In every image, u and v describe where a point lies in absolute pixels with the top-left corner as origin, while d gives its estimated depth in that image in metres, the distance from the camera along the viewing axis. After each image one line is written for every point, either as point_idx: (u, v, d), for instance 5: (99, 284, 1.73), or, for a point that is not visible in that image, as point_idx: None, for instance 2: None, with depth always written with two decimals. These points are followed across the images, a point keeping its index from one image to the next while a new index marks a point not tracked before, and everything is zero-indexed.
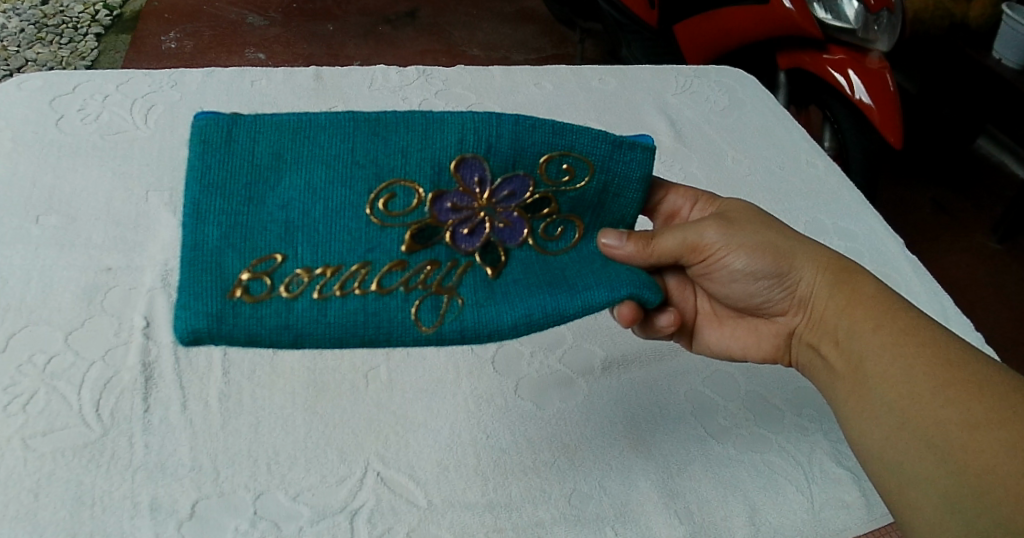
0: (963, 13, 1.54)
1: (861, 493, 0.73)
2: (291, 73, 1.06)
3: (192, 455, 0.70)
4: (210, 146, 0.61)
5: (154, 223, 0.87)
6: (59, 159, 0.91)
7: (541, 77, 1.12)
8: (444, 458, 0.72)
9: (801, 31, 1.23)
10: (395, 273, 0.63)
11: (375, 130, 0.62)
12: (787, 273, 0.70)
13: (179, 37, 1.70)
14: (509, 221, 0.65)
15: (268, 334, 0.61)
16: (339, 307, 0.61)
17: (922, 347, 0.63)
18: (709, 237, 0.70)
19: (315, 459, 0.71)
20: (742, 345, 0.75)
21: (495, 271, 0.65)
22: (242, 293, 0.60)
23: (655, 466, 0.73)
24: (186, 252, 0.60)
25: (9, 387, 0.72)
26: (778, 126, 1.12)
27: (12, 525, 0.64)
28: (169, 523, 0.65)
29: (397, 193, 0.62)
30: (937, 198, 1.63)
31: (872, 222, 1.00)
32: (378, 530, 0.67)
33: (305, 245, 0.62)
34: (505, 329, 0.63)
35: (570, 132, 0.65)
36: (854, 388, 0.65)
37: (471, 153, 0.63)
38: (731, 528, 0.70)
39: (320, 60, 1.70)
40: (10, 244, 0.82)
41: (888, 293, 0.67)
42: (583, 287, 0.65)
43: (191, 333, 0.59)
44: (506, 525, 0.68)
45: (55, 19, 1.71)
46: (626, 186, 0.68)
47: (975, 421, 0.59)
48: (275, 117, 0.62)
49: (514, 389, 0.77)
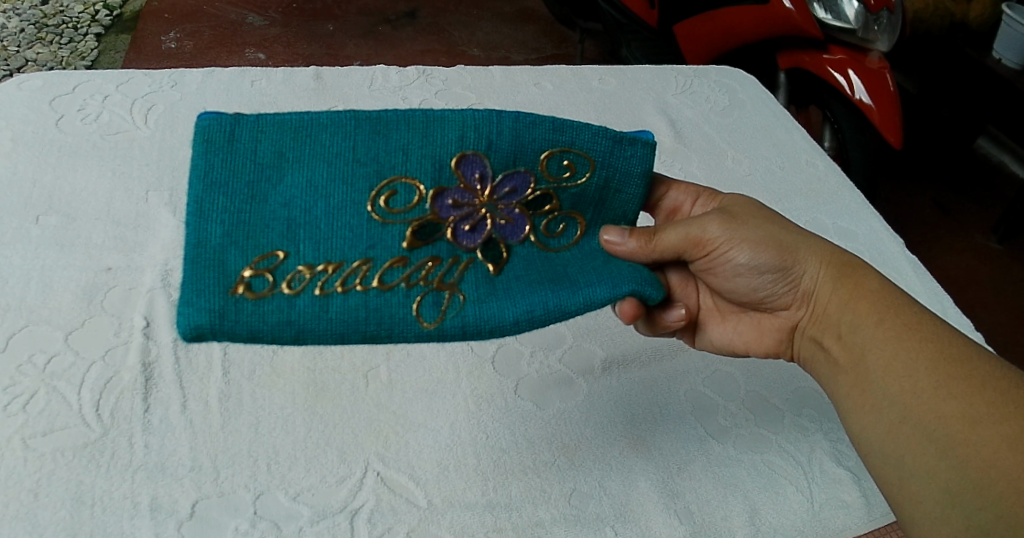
0: (963, 13, 1.54)
1: (861, 493, 0.73)
2: (292, 74, 1.06)
3: (192, 455, 0.69)
4: (213, 146, 0.61)
5: (154, 222, 0.87)
6: (59, 159, 0.91)
7: (541, 77, 1.12)
8: (444, 458, 0.72)
9: (801, 31, 1.23)
10: (397, 269, 0.63)
11: (376, 128, 0.62)
12: (791, 267, 0.69)
13: (179, 37, 1.70)
14: (511, 217, 0.65)
15: (269, 330, 0.60)
16: (341, 304, 0.61)
17: (925, 342, 0.63)
18: (711, 232, 0.69)
19: (315, 459, 0.70)
20: (745, 340, 0.75)
21: (496, 267, 0.65)
22: (244, 290, 0.60)
23: (655, 466, 0.73)
24: (189, 250, 0.60)
25: (9, 387, 0.71)
26: (778, 126, 1.12)
27: (12, 524, 0.64)
28: (169, 524, 0.65)
29: (398, 190, 0.62)
30: (937, 199, 1.63)
31: (872, 222, 1.00)
32: (378, 530, 0.66)
33: (307, 243, 0.61)
34: (507, 325, 0.63)
35: (570, 128, 0.65)
36: (856, 383, 0.65)
37: (472, 150, 0.63)
38: (731, 528, 0.69)
39: (320, 61, 1.70)
40: (11, 244, 0.82)
41: (891, 287, 0.67)
42: (585, 283, 0.64)
43: (194, 329, 0.59)
44: (506, 525, 0.68)
45: (55, 19, 1.70)
46: (626, 182, 0.67)
47: (976, 415, 0.59)
48: (278, 117, 0.62)
49: (514, 389, 0.77)
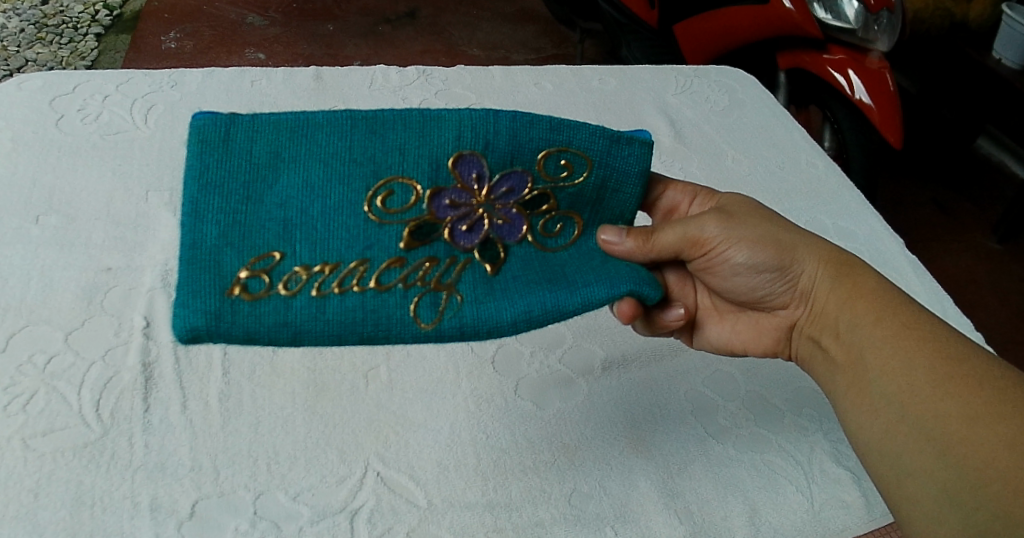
0: (963, 13, 1.54)
1: (861, 493, 0.73)
2: (292, 74, 1.06)
3: (192, 455, 0.69)
4: (208, 146, 0.61)
5: (154, 222, 0.87)
6: (59, 159, 0.91)
7: (541, 77, 1.12)
8: (444, 458, 0.72)
9: (801, 31, 1.23)
10: (394, 270, 0.63)
11: (372, 128, 0.62)
12: (789, 266, 0.69)
13: (179, 37, 1.70)
14: (508, 217, 0.65)
15: (266, 332, 0.60)
16: (338, 305, 0.61)
17: (923, 341, 0.63)
18: (709, 231, 0.69)
19: (315, 459, 0.70)
20: (743, 339, 0.75)
21: (494, 267, 0.65)
22: (241, 291, 0.60)
23: (655, 466, 0.73)
24: (185, 251, 0.60)
25: (9, 387, 0.71)
26: (778, 126, 1.12)
27: (12, 524, 0.64)
28: (169, 524, 0.65)
29: (395, 190, 0.62)
30: (937, 199, 1.63)
31: (872, 222, 1.00)
32: (379, 530, 0.66)
33: (303, 243, 0.61)
34: (505, 326, 0.63)
35: (567, 128, 0.65)
36: (855, 381, 0.65)
37: (469, 150, 0.63)
38: (731, 528, 0.69)
39: (320, 61, 1.70)
40: (11, 244, 0.82)
41: (888, 286, 0.67)
42: (582, 283, 0.64)
43: (190, 331, 0.59)
44: (506, 525, 0.68)
45: (55, 19, 1.71)
46: (624, 181, 0.67)
47: (974, 414, 0.59)
48: (273, 116, 0.62)
49: (514, 389, 0.77)
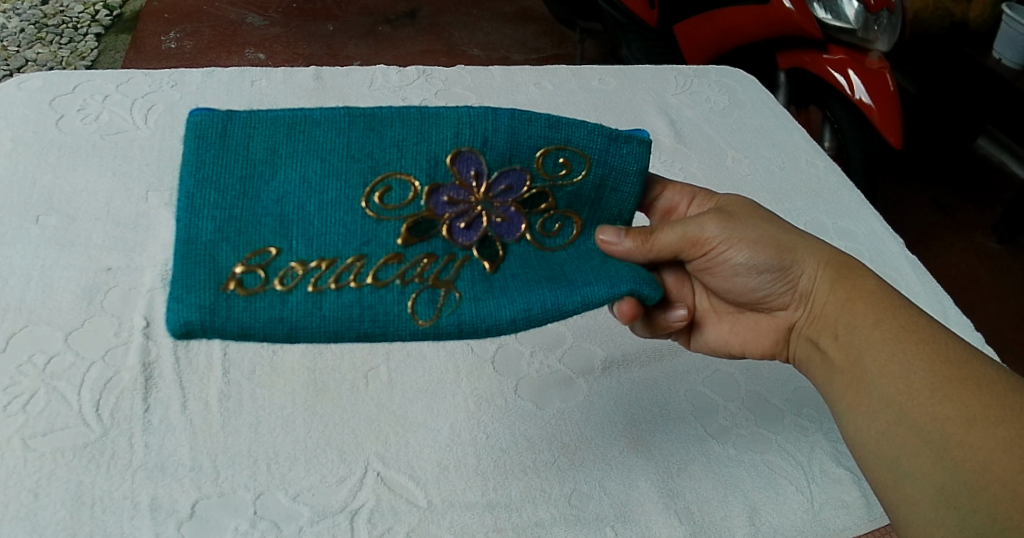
0: (963, 13, 1.54)
1: (860, 493, 0.73)
2: (292, 74, 1.06)
3: (192, 455, 0.69)
4: (205, 141, 0.61)
5: (154, 222, 0.87)
6: (59, 159, 0.91)
7: (541, 77, 1.12)
8: (444, 458, 0.72)
9: (802, 31, 1.23)
10: (392, 266, 0.62)
11: (371, 125, 0.63)
12: (789, 267, 0.69)
13: (179, 37, 1.70)
14: (507, 215, 0.65)
15: (262, 327, 0.60)
16: (334, 301, 0.61)
17: (923, 344, 0.63)
18: (709, 231, 0.69)
19: (315, 459, 0.70)
20: (742, 340, 0.75)
21: (492, 265, 0.65)
22: (236, 286, 0.60)
23: (655, 465, 0.73)
24: (180, 246, 0.60)
25: (9, 387, 0.71)
26: (777, 126, 1.12)
27: (12, 525, 0.64)
28: (169, 524, 0.65)
29: (392, 187, 0.63)
30: (936, 199, 1.63)
31: (872, 222, 1.00)
32: (378, 530, 0.67)
33: (300, 239, 0.61)
34: (504, 324, 0.62)
35: (565, 125, 0.65)
36: (853, 382, 0.65)
37: (468, 146, 0.63)
38: (731, 528, 0.69)
39: (320, 60, 1.70)
40: (10, 244, 0.82)
41: (888, 288, 0.67)
42: (582, 282, 0.64)
43: (184, 325, 0.59)
44: (506, 525, 0.68)
45: (55, 19, 1.71)
46: (623, 180, 0.67)
47: (972, 418, 0.59)
48: (271, 113, 0.62)
49: (514, 389, 0.77)
